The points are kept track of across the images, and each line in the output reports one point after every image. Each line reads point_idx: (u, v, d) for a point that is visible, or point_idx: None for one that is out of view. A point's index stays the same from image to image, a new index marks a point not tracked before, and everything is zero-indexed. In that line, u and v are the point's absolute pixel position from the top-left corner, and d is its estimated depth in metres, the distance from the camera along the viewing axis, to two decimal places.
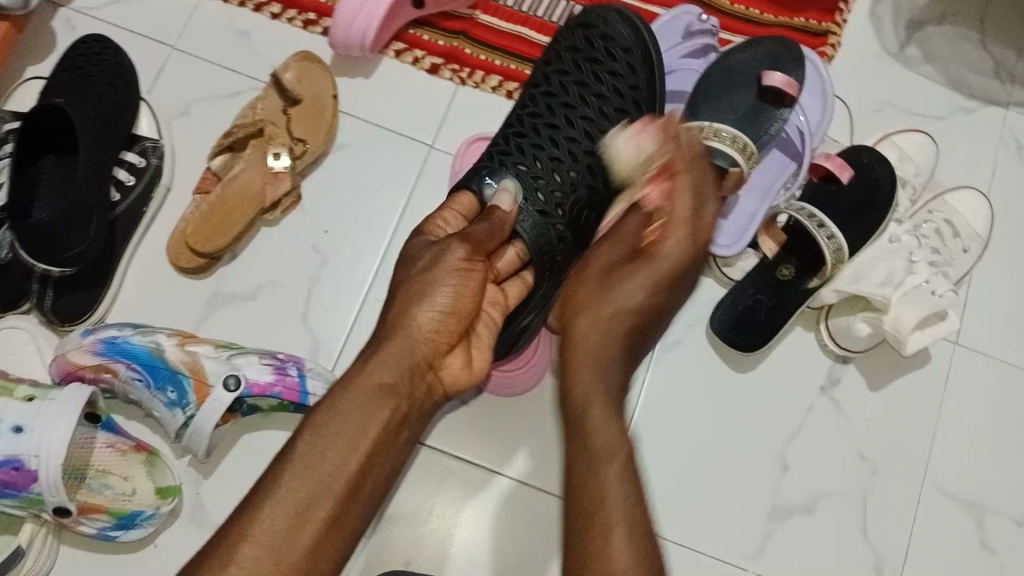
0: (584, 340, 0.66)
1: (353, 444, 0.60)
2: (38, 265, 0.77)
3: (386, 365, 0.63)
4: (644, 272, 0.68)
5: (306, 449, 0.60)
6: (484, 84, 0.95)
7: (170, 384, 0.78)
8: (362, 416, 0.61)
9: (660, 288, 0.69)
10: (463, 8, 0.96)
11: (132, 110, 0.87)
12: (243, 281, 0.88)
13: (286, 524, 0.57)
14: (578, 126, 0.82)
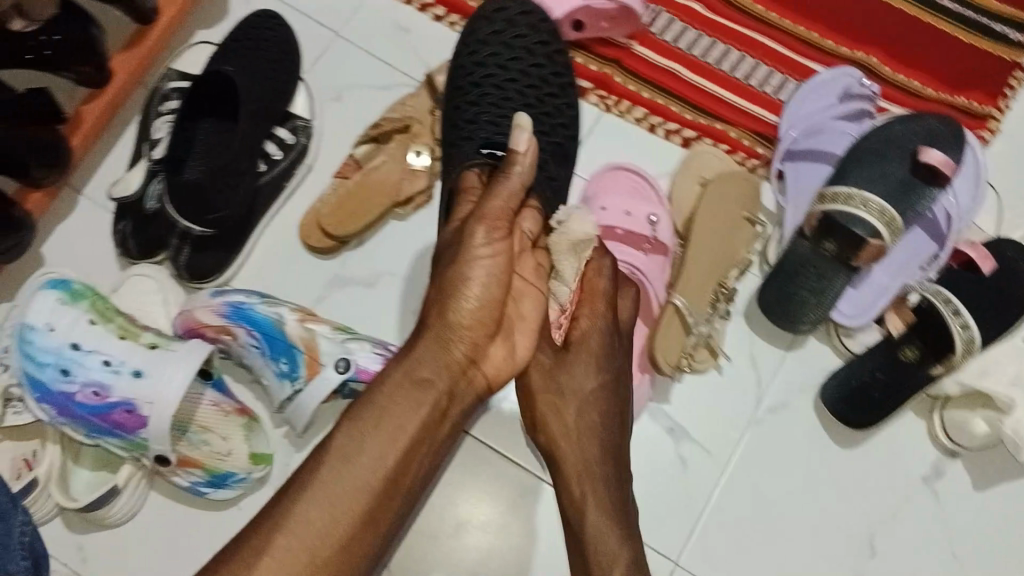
0: (563, 440, 0.64)
1: (392, 443, 0.55)
2: (181, 218, 0.81)
3: (420, 362, 0.57)
4: (588, 350, 0.65)
5: (343, 447, 0.55)
6: (628, 114, 0.97)
7: (284, 356, 0.80)
8: (398, 414, 0.56)
9: (608, 371, 0.65)
10: (620, 37, 0.98)
11: (290, 89, 0.89)
12: (363, 267, 0.90)
13: (329, 517, 0.53)
14: (516, 69, 0.76)
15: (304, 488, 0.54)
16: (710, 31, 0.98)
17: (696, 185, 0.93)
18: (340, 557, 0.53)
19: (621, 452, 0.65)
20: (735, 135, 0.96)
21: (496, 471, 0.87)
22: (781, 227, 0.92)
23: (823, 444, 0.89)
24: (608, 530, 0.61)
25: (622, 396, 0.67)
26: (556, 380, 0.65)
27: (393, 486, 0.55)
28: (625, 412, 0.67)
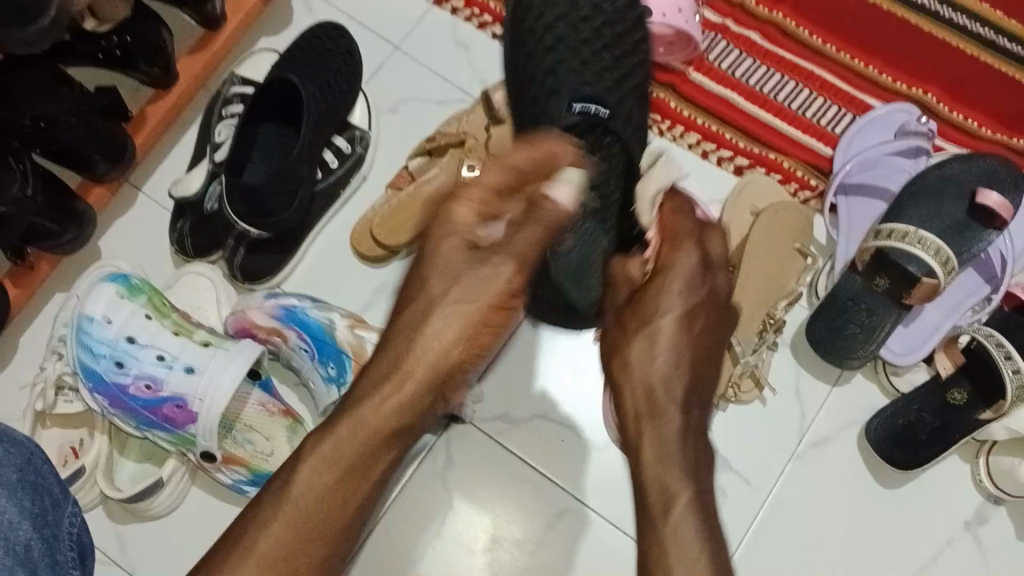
0: (631, 373, 0.59)
1: (322, 498, 0.55)
2: (238, 220, 0.82)
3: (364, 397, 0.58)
4: (665, 283, 0.60)
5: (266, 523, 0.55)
6: (682, 139, 0.97)
7: (333, 361, 0.81)
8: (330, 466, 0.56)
9: (694, 309, 0.60)
10: (677, 62, 0.98)
11: (352, 98, 0.90)
12: None
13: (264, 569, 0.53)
14: (587, 8, 0.88)
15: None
16: (767, 60, 0.98)
17: (749, 216, 0.93)
18: None
19: (696, 383, 0.59)
20: (788, 165, 0.96)
21: (533, 488, 0.86)
22: (832, 260, 0.92)
23: (865, 482, 0.88)
24: (672, 461, 0.57)
25: (696, 331, 0.60)
26: (634, 314, 0.61)
27: (329, 537, 0.55)
28: (695, 345, 0.60)
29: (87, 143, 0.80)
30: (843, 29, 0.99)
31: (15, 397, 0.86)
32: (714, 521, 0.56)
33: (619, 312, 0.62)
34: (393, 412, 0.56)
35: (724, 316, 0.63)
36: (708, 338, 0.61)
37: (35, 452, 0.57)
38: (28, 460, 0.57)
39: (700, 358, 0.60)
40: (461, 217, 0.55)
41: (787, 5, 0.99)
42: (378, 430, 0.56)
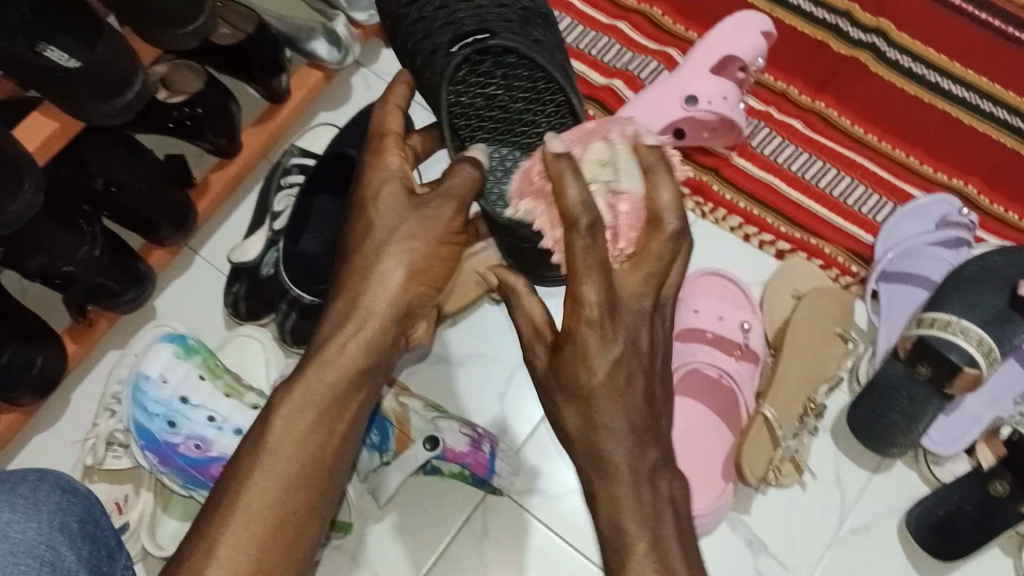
0: (567, 424, 0.51)
1: (291, 469, 0.52)
2: (292, 284, 0.86)
3: (325, 382, 0.54)
4: (582, 338, 0.48)
5: (227, 501, 0.51)
6: (723, 222, 0.99)
7: (375, 427, 0.81)
8: (286, 432, 0.52)
9: (633, 361, 0.49)
10: (720, 147, 1.00)
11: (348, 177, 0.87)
12: (456, 347, 0.92)
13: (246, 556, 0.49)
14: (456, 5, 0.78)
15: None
16: (810, 148, 1.01)
17: (790, 298, 0.94)
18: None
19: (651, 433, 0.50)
20: (829, 251, 0.97)
21: (541, 546, 0.86)
22: (873, 346, 0.92)
23: (893, 562, 0.87)
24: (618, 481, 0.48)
25: (630, 391, 0.48)
26: (559, 381, 0.50)
27: (305, 501, 0.52)
28: (632, 399, 0.48)
29: (154, 211, 0.83)
30: (883, 121, 1.02)
31: (68, 449, 0.88)
32: (673, 556, 0.47)
33: (544, 369, 0.52)
34: (356, 359, 0.54)
35: (664, 361, 0.51)
36: (646, 392, 0.49)
37: (95, 503, 0.59)
38: (89, 511, 0.59)
39: (643, 417, 0.49)
40: (390, 165, 0.57)
41: (827, 96, 1.03)
42: (344, 380, 0.54)
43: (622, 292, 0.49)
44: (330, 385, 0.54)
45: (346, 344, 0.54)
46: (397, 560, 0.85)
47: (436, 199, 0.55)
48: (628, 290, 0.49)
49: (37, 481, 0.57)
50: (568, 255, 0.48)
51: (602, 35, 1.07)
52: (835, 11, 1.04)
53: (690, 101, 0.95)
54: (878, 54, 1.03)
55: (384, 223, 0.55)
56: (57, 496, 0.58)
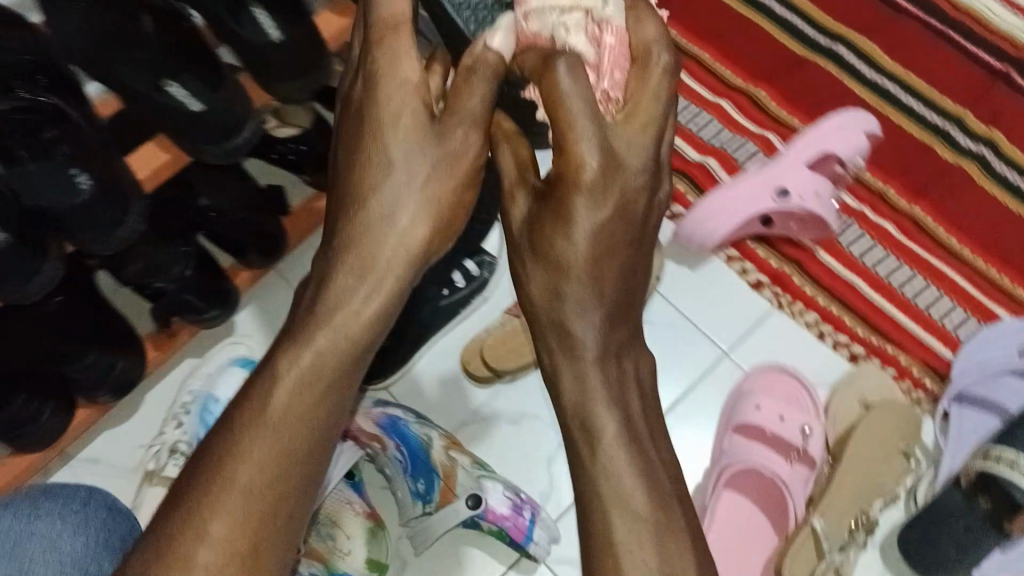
0: (537, 302, 0.49)
1: (285, 444, 0.47)
2: None
3: (330, 352, 0.49)
4: (565, 184, 0.47)
5: (211, 474, 0.47)
6: (799, 315, 0.97)
7: (423, 477, 0.82)
8: (286, 404, 0.48)
9: (617, 225, 0.47)
10: (808, 240, 0.99)
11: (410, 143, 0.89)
12: (511, 403, 0.93)
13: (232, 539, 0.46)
14: None
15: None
16: (899, 253, 0.99)
17: (858, 407, 0.91)
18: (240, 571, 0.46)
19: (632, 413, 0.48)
20: (905, 361, 0.95)
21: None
22: (935, 469, 0.89)
23: None
24: (595, 395, 0.47)
25: (608, 264, 0.48)
26: (533, 240, 0.49)
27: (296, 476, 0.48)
28: (613, 282, 0.48)
29: (246, 237, 0.89)
30: (981, 235, 1.00)
31: (131, 451, 0.92)
32: None
33: (521, 222, 0.50)
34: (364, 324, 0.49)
35: (651, 231, 0.50)
36: (626, 266, 0.49)
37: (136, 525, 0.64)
38: (129, 532, 0.63)
39: (620, 304, 0.49)
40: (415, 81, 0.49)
41: (926, 202, 1.01)
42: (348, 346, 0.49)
43: (622, 144, 0.47)
44: (331, 351, 0.49)
45: (364, 308, 0.49)
46: None
47: (455, 126, 0.50)
48: (627, 141, 0.48)
49: (86, 498, 0.63)
50: (557, 94, 0.46)
51: (702, 111, 1.07)
52: (944, 118, 1.05)
53: (782, 196, 0.95)
54: (985, 166, 1.03)
55: (405, 169, 0.49)
56: (103, 512, 0.63)
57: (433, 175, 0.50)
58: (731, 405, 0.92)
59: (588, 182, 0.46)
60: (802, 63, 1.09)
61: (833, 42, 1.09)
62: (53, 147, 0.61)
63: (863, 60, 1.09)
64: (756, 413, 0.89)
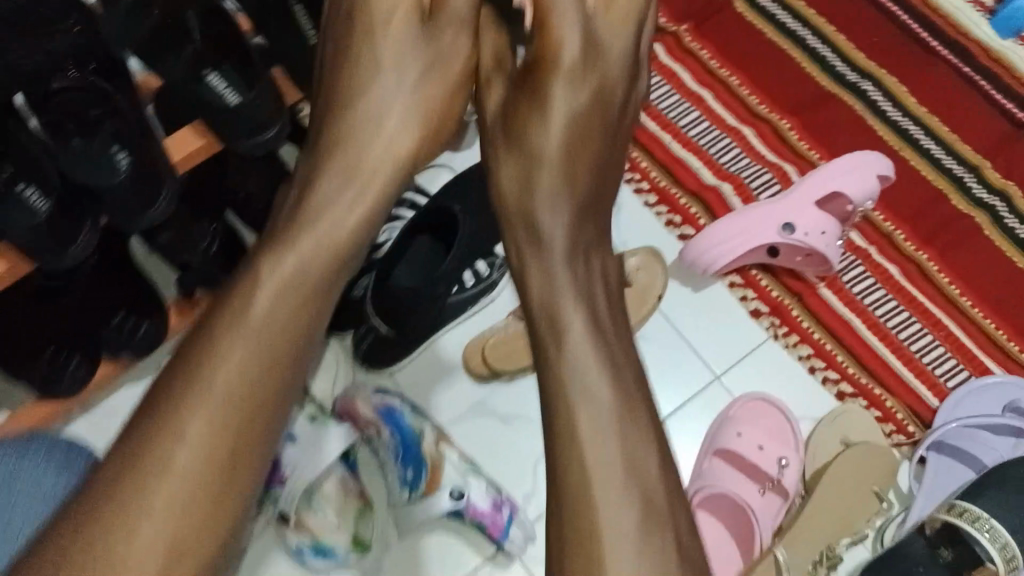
0: (509, 190, 0.66)
1: (263, 343, 0.54)
2: (376, 315, 0.92)
3: (311, 250, 0.59)
4: (548, 68, 0.66)
5: (192, 375, 0.52)
6: (793, 347, 1.00)
7: (411, 466, 0.87)
8: (242, 343, 0.54)
9: (596, 99, 0.67)
10: (812, 274, 1.02)
11: None
12: (507, 402, 0.98)
13: (213, 436, 0.51)
14: None
15: (121, 494, 0.48)
16: (900, 297, 1.01)
17: (839, 445, 0.95)
18: (222, 461, 0.51)
19: (598, 311, 0.60)
20: (890, 405, 0.98)
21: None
22: (907, 513, 0.93)
23: None
24: (555, 274, 0.61)
25: (586, 144, 0.67)
26: (508, 125, 0.68)
27: (273, 381, 0.54)
28: (580, 176, 0.65)
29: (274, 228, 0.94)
30: (983, 289, 1.02)
31: None
32: None
33: (497, 104, 0.69)
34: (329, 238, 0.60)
35: (619, 106, 0.69)
36: (603, 134, 0.68)
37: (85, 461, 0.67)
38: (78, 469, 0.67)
39: (588, 199, 0.65)
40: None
41: (933, 250, 1.03)
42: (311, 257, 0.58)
43: (602, 30, 0.68)
44: (284, 291, 0.56)
45: (345, 210, 0.62)
46: None
47: (449, 27, 0.68)
48: (607, 29, 0.68)
49: (46, 440, 0.68)
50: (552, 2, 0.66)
51: (723, 135, 1.10)
52: (962, 166, 1.07)
53: (787, 230, 0.98)
54: (997, 219, 1.05)
55: (397, 76, 0.67)
56: (59, 453, 0.67)
57: (422, 81, 0.67)
58: (715, 428, 0.96)
59: (566, 69, 0.66)
60: (827, 97, 1.11)
61: (860, 79, 1.11)
62: (88, 114, 0.68)
63: (890, 101, 1.10)
64: (737, 442, 0.94)
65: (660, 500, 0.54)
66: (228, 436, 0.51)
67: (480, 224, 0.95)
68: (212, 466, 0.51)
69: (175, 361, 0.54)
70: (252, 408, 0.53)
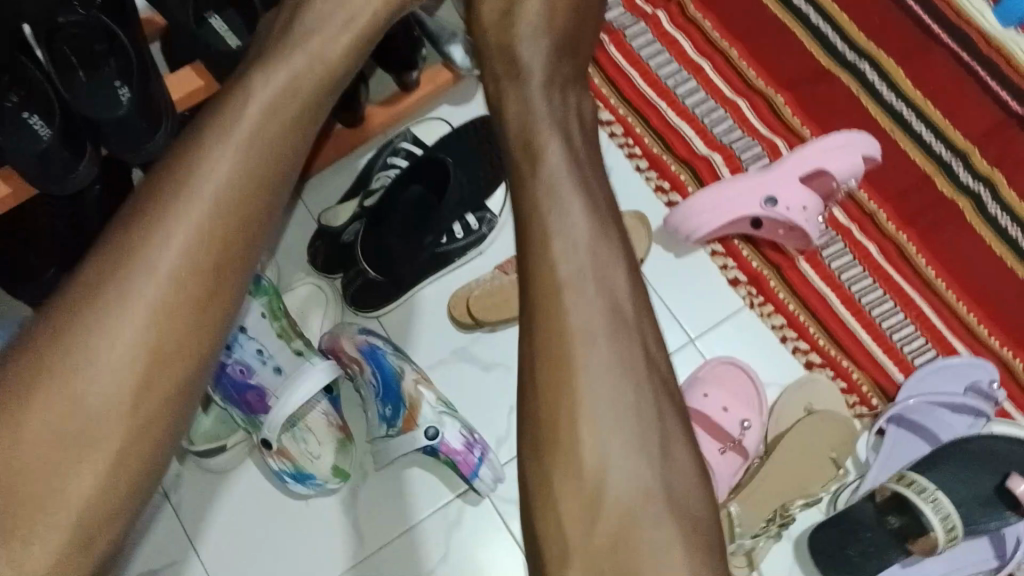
0: (491, 34, 0.73)
1: (246, 161, 0.60)
2: (364, 260, 0.98)
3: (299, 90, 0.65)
4: None
5: (177, 185, 0.59)
6: (767, 317, 1.04)
7: (390, 403, 0.92)
8: (223, 159, 0.60)
9: None
10: (792, 247, 1.05)
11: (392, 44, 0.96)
12: (489, 351, 1.02)
13: (192, 242, 0.58)
14: None
15: (111, 280, 0.56)
16: (876, 275, 1.04)
17: (800, 411, 0.99)
18: (202, 261, 0.58)
19: (572, 139, 0.68)
20: (857, 378, 1.01)
21: (496, 541, 0.95)
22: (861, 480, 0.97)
23: None
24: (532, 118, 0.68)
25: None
26: None
27: (252, 198, 0.60)
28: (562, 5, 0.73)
29: None
30: (959, 272, 1.05)
31: None
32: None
33: None
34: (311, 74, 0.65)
35: None
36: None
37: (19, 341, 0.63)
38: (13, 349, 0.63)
39: (566, 37, 0.73)
40: None
41: (913, 231, 1.06)
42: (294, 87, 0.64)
43: None
44: (264, 121, 0.62)
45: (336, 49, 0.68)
46: (368, 515, 0.96)
47: None
48: None
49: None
50: None
51: (720, 108, 1.12)
52: (950, 151, 1.09)
53: (770, 203, 1.00)
54: (979, 205, 1.07)
55: None
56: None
57: None
58: (685, 388, 1.00)
59: None
60: (824, 74, 1.13)
61: (859, 58, 1.13)
62: (92, 49, 0.72)
63: (885, 82, 1.12)
64: (709, 397, 0.97)
65: (629, 314, 0.62)
66: (208, 243, 0.58)
67: (471, 179, 1.01)
68: (192, 266, 0.58)
69: (161, 171, 0.60)
70: (230, 218, 0.59)
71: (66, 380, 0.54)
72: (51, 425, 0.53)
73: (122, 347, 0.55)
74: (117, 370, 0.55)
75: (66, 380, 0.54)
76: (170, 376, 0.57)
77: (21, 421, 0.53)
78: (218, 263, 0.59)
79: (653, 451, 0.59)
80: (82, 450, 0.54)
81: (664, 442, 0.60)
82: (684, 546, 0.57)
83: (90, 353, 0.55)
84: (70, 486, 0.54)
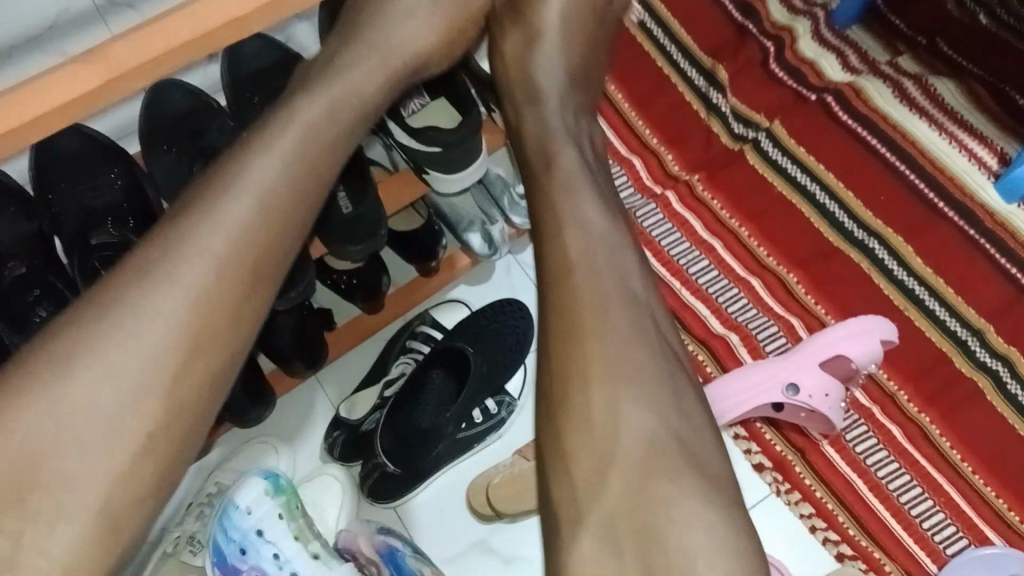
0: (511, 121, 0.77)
1: (292, 172, 0.60)
2: (383, 454, 0.96)
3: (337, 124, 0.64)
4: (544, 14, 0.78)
5: (224, 186, 0.58)
6: (795, 505, 1.02)
7: None
8: (272, 164, 0.59)
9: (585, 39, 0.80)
10: (816, 432, 1.04)
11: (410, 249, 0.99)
12: (508, 543, 0.99)
13: (230, 247, 0.56)
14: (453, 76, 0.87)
15: (152, 272, 0.55)
16: (903, 460, 1.03)
17: None
18: (239, 266, 0.57)
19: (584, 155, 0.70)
20: (888, 568, 0.99)
21: None
22: None
23: None
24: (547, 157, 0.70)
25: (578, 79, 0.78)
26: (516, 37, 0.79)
27: (295, 209, 0.60)
28: (584, 86, 0.79)
29: (296, 349, 0.93)
30: (985, 456, 1.03)
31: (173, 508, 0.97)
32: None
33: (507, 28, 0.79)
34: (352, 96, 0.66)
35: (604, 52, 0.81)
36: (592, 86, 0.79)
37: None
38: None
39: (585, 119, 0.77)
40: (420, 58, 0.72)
41: (935, 411, 1.05)
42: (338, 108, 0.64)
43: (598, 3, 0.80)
44: (311, 134, 0.62)
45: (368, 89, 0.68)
46: None
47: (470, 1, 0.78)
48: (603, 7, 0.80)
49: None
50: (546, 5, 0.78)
51: (731, 286, 1.14)
52: (966, 327, 1.09)
53: (791, 390, 1.00)
54: (1000, 385, 1.06)
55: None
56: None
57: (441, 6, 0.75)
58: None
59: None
60: (835, 251, 1.15)
61: (869, 232, 1.15)
62: None
63: (894, 258, 1.13)
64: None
65: (640, 294, 0.62)
66: (246, 251, 0.57)
67: (495, 361, 1.00)
68: (228, 267, 0.56)
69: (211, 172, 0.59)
70: (272, 226, 0.58)
71: (90, 362, 0.52)
72: (76, 406, 0.51)
73: (154, 334, 0.53)
74: (149, 365, 0.53)
75: (103, 359, 0.52)
76: (202, 370, 0.55)
77: (48, 394, 0.51)
78: (255, 269, 0.57)
79: (671, 415, 0.58)
80: (112, 425, 0.52)
81: (681, 407, 0.59)
82: (713, 530, 0.55)
83: (120, 343, 0.53)
84: (87, 479, 0.51)
